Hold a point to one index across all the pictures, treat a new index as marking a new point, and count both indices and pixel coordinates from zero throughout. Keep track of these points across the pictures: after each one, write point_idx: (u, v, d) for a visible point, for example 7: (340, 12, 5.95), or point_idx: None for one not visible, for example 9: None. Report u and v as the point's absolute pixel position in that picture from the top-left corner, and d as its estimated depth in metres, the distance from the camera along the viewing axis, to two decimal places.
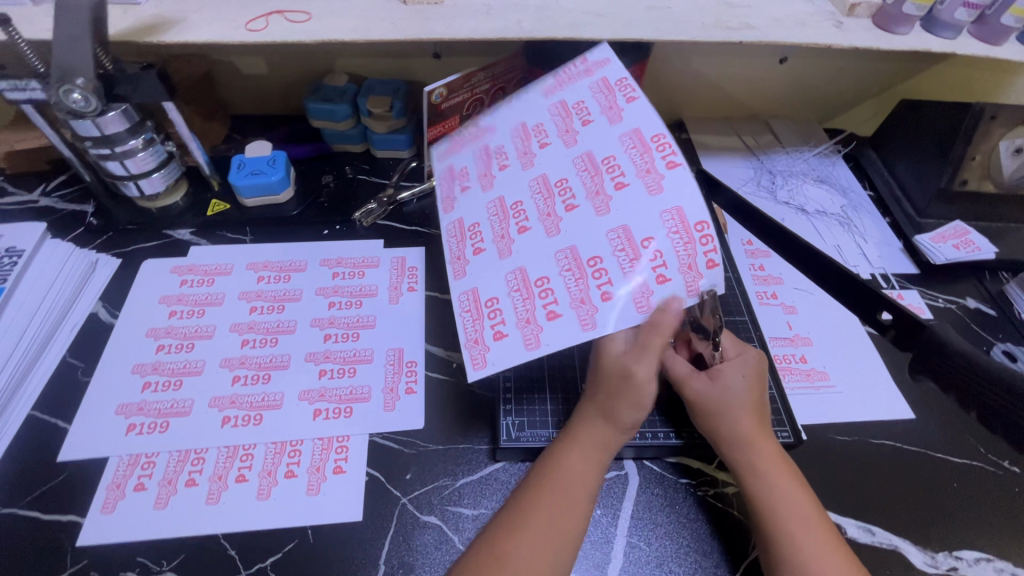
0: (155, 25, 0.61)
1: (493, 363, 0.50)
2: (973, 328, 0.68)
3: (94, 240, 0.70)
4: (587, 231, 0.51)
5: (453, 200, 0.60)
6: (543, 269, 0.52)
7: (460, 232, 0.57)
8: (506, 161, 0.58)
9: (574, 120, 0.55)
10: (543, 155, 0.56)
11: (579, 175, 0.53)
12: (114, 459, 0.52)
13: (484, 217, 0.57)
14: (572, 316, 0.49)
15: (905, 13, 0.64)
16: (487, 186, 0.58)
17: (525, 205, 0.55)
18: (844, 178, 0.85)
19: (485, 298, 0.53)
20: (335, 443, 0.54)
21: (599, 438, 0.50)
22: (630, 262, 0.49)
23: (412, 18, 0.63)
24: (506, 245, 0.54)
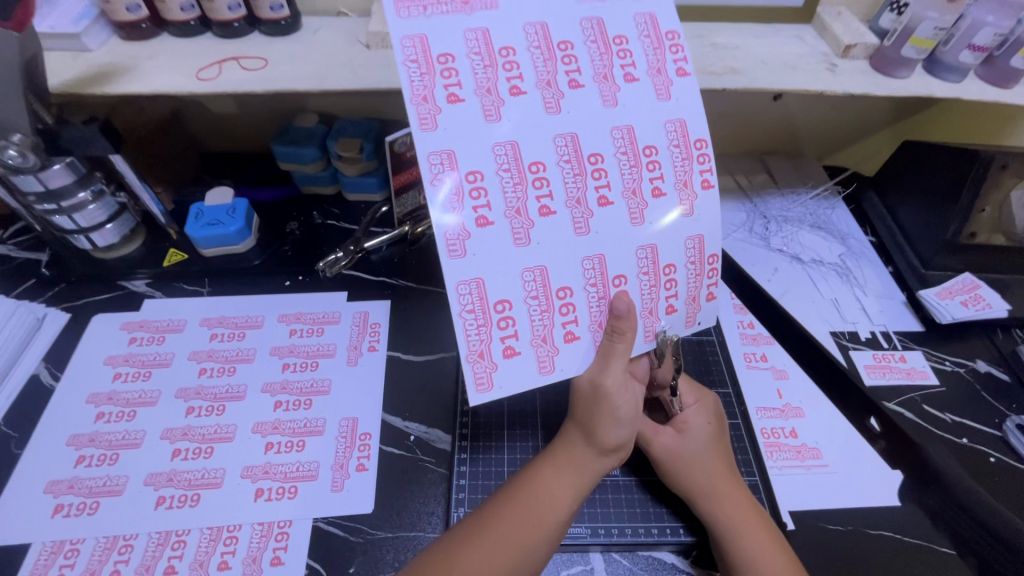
0: (102, 74, 0.57)
1: (500, 385, 0.43)
2: (983, 396, 0.61)
3: (45, 292, 0.67)
4: (618, 235, 0.44)
5: (437, 116, 0.40)
6: (567, 274, 0.43)
7: (452, 180, 0.40)
8: (520, 84, 0.42)
9: (615, 64, 0.44)
10: (574, 101, 0.43)
11: (617, 157, 0.44)
12: (37, 546, 0.48)
13: (490, 169, 0.41)
14: (589, 340, 0.45)
15: (904, 56, 0.59)
16: (491, 114, 0.41)
17: (548, 171, 0.43)
18: (843, 222, 0.80)
19: (495, 299, 0.42)
20: (275, 528, 0.50)
21: (578, 457, 0.48)
22: (650, 286, 0.46)
23: (374, 64, 0.59)
24: (520, 222, 0.42)
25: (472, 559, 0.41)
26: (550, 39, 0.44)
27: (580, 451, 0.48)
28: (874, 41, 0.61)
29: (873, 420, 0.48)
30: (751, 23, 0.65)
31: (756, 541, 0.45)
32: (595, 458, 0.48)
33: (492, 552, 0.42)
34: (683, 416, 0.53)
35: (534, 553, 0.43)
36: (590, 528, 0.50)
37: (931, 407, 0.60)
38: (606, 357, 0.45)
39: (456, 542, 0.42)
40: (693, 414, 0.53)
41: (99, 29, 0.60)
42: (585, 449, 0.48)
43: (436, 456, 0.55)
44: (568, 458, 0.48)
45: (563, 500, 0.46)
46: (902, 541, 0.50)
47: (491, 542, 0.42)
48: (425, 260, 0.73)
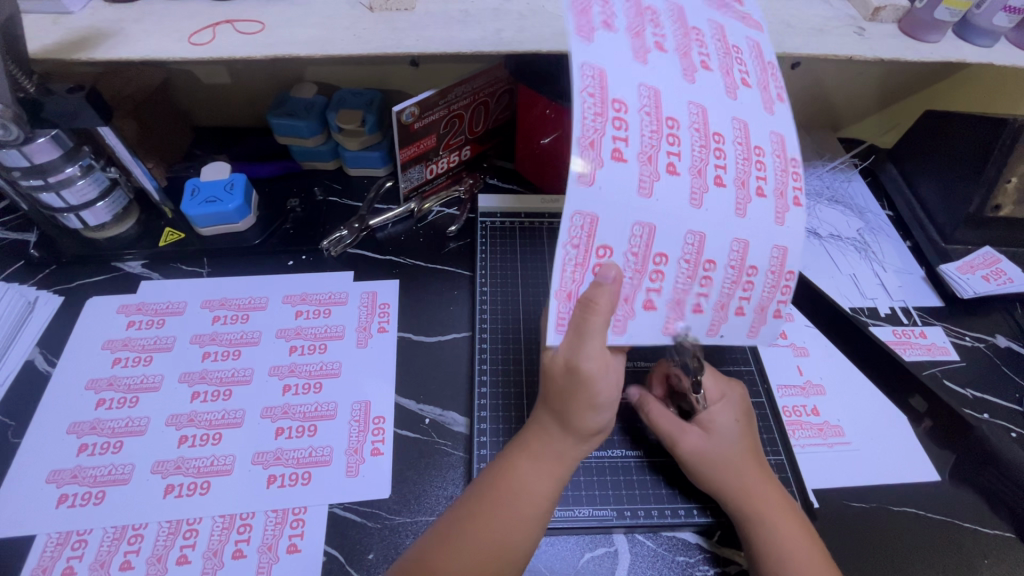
0: (84, 39, 0.53)
1: None
2: (1004, 371, 0.60)
3: (34, 275, 0.64)
4: (721, 211, 0.43)
5: (594, 32, 0.42)
6: (666, 244, 0.42)
7: (598, 98, 0.40)
8: (662, 43, 0.44)
9: (735, 63, 0.45)
10: (704, 78, 0.44)
11: (689, 130, 0.42)
12: (41, 538, 0.47)
13: (632, 104, 0.41)
14: (665, 313, 0.45)
15: (937, 19, 0.56)
16: (639, 56, 0.42)
17: (677, 133, 0.42)
18: (860, 195, 0.78)
19: (602, 241, 0.41)
20: (290, 516, 0.49)
21: (552, 444, 0.45)
22: (686, 276, 0.44)
23: (377, 28, 0.56)
24: (641, 171, 0.41)
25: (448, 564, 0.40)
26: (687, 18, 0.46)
27: (555, 439, 0.45)
28: (905, 3, 0.58)
29: (917, 400, 0.55)
30: None
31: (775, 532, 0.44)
32: (572, 445, 0.45)
33: (467, 552, 0.40)
34: (709, 413, 0.50)
35: (512, 550, 0.41)
36: (615, 510, 0.49)
37: (953, 382, 0.59)
38: (582, 334, 0.41)
39: (428, 543, 0.41)
40: (718, 413, 0.50)
41: None
42: (558, 437, 0.45)
43: (452, 439, 0.54)
44: (539, 448, 0.45)
45: (540, 490, 0.44)
46: (924, 516, 0.49)
47: (468, 546, 0.41)
48: (435, 237, 0.70)
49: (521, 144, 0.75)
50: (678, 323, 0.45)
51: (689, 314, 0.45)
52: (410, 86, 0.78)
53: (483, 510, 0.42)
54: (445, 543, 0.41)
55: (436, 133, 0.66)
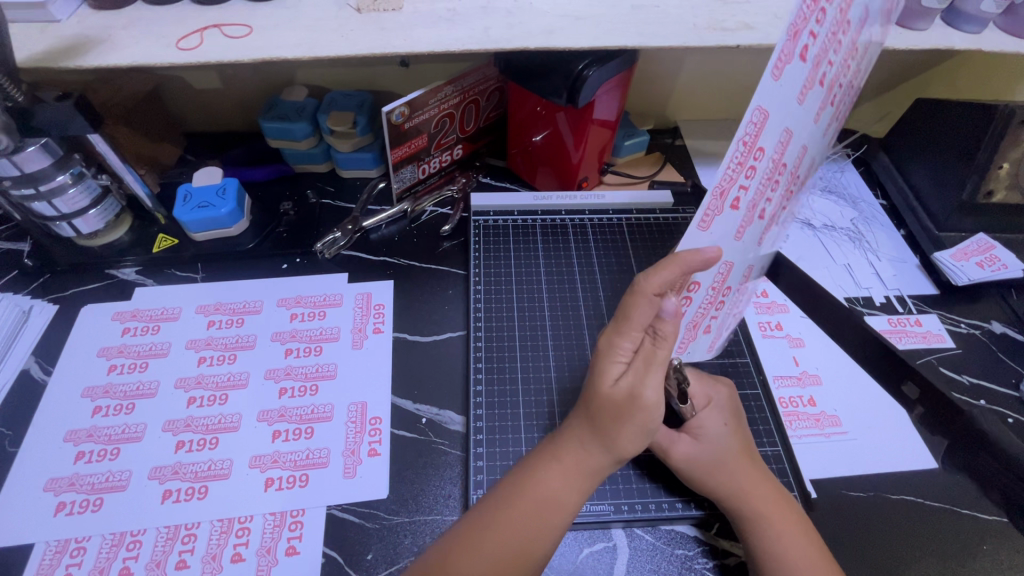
0: (73, 47, 0.53)
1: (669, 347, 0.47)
2: (1000, 357, 0.60)
3: (29, 284, 0.64)
4: (750, 246, 0.42)
5: (791, 64, 0.30)
6: (704, 275, 0.40)
7: (748, 148, 0.32)
8: (817, 44, 0.30)
9: (852, 79, 0.36)
10: (821, 98, 0.34)
11: (773, 164, 0.34)
12: (40, 546, 0.47)
13: (760, 140, 0.32)
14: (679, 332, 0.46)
15: (925, 6, 0.56)
16: (778, 68, 0.29)
17: (766, 162, 0.34)
18: (853, 185, 0.78)
19: (694, 279, 0.41)
20: (288, 518, 0.49)
21: (588, 459, 0.43)
22: (708, 299, 0.45)
23: (365, 29, 0.56)
24: (727, 217, 0.36)
25: (470, 568, 0.39)
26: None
27: (590, 456, 0.43)
28: None
29: (909, 385, 0.46)
30: None
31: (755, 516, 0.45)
32: (604, 461, 0.43)
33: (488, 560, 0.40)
34: (697, 419, 0.49)
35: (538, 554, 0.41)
36: (612, 505, 0.49)
37: (948, 370, 0.59)
38: (648, 365, 0.40)
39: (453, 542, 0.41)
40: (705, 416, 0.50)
41: None
42: (595, 453, 0.43)
43: (449, 438, 0.54)
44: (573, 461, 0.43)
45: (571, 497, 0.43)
46: (922, 503, 0.50)
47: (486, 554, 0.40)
48: (430, 237, 0.70)
49: (514, 141, 0.75)
50: (684, 337, 0.48)
51: (688, 330, 0.49)
52: (400, 87, 0.78)
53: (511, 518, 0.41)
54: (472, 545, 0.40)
55: (427, 132, 0.66)
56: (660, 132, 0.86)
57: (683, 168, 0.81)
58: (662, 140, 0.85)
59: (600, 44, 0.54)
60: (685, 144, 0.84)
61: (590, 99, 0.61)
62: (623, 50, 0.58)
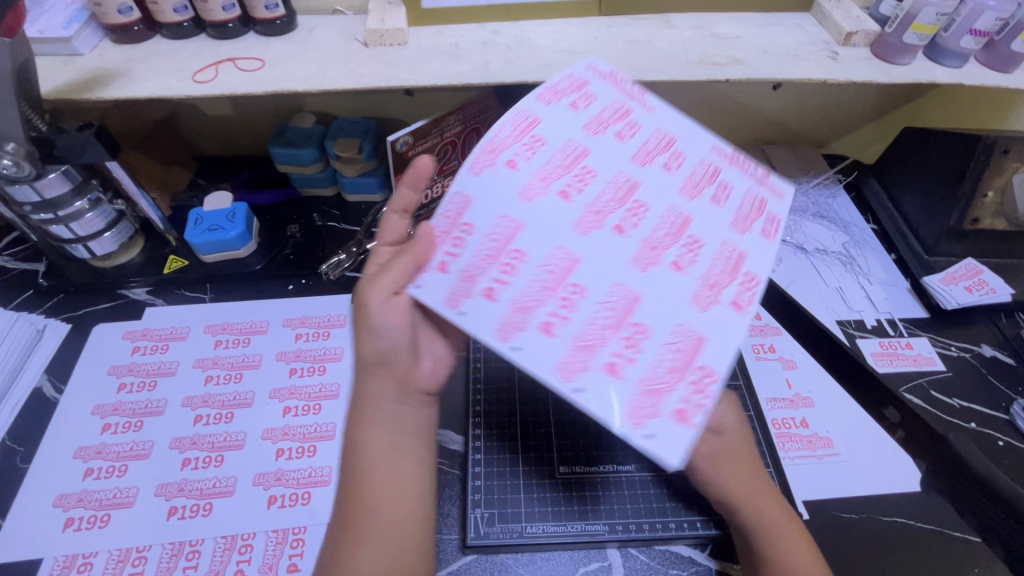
0: (94, 78, 0.56)
1: (574, 384, 0.36)
2: (990, 380, 0.61)
3: (44, 303, 0.66)
4: (613, 264, 0.40)
5: (628, 135, 0.45)
6: (532, 249, 0.40)
7: (600, 175, 0.43)
8: (650, 134, 0.46)
9: (742, 195, 0.45)
10: (685, 173, 0.45)
11: (636, 197, 0.43)
12: (49, 561, 0.48)
13: (622, 176, 0.43)
14: (564, 351, 0.38)
15: (906, 42, 0.59)
16: (617, 133, 0.45)
17: (630, 193, 0.43)
18: (845, 210, 0.80)
19: (575, 282, 0.39)
20: (290, 535, 0.50)
21: (379, 410, 0.45)
22: (608, 326, 0.38)
23: (372, 63, 0.58)
24: (543, 201, 0.41)
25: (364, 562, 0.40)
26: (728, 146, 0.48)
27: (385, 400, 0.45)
28: (875, 28, 0.60)
29: (889, 409, 0.51)
30: (752, 12, 0.64)
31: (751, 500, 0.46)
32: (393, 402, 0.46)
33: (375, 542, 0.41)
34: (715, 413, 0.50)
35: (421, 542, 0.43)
36: (607, 525, 0.50)
37: (939, 393, 0.60)
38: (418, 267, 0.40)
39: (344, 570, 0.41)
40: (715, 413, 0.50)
41: (89, 32, 0.59)
42: (384, 401, 0.45)
43: (449, 457, 0.55)
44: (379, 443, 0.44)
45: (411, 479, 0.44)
46: (912, 525, 0.50)
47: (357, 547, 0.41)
48: None
49: None
50: (521, 330, 0.38)
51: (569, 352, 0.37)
52: (404, 114, 0.81)
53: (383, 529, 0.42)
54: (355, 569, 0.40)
55: (430, 159, 0.69)
56: None
57: None
58: None
59: None
60: None
61: None
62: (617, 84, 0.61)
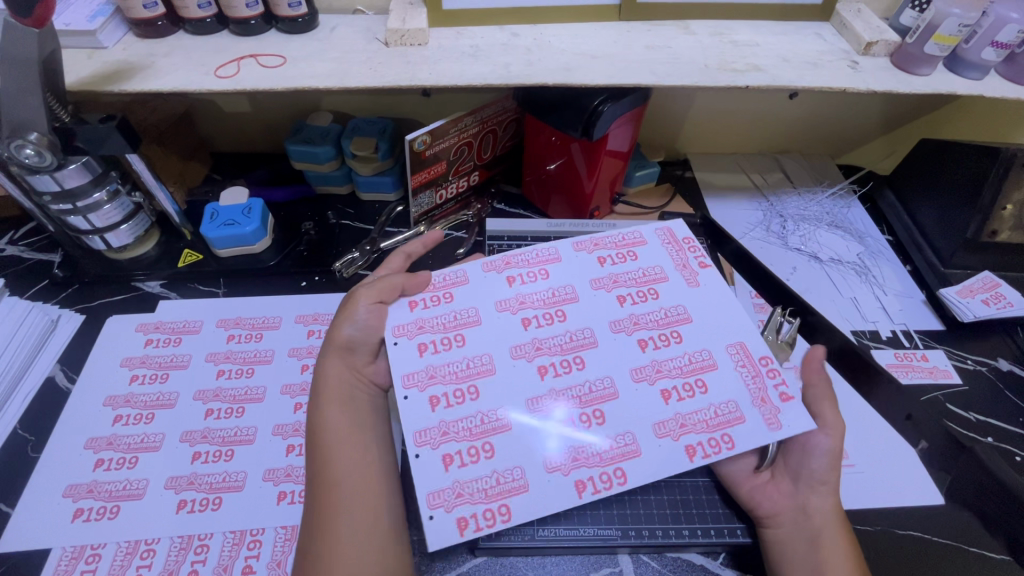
0: (116, 71, 0.56)
1: (416, 454, 0.45)
2: (1006, 394, 0.61)
3: (58, 294, 0.66)
4: (514, 394, 0.48)
5: (606, 288, 0.54)
6: (471, 343, 0.50)
7: (551, 302, 0.53)
8: (628, 299, 0.53)
9: (680, 380, 0.49)
10: (615, 341, 0.51)
11: (564, 332, 0.51)
12: (57, 551, 0.48)
13: (569, 325, 0.52)
14: (429, 423, 0.46)
15: (927, 53, 0.58)
16: (599, 284, 0.54)
17: (562, 328, 0.51)
18: (859, 221, 0.80)
19: (473, 385, 0.48)
20: (299, 532, 0.49)
21: (341, 388, 0.51)
22: (469, 434, 0.46)
23: (393, 62, 0.59)
24: (507, 316, 0.52)
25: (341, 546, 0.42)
26: (753, 358, 0.50)
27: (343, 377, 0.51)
28: (896, 38, 0.60)
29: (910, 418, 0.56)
30: (771, 21, 0.65)
31: (822, 505, 0.48)
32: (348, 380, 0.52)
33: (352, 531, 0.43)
34: None
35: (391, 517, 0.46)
36: (621, 530, 0.50)
37: (955, 406, 0.59)
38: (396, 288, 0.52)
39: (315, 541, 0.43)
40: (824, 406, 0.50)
41: (113, 26, 0.59)
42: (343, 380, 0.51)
43: None
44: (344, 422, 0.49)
45: (376, 453, 0.49)
46: (928, 539, 0.50)
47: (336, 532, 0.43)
48: (444, 258, 0.72)
49: (527, 169, 0.78)
50: (418, 389, 0.48)
51: (429, 426, 0.46)
52: (420, 115, 0.82)
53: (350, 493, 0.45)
54: (333, 533, 0.43)
55: (446, 160, 0.69)
56: (670, 163, 0.89)
57: (693, 199, 0.83)
58: (672, 171, 0.88)
59: (615, 82, 0.56)
60: (694, 176, 0.86)
61: (605, 132, 0.63)
62: (635, 88, 0.61)
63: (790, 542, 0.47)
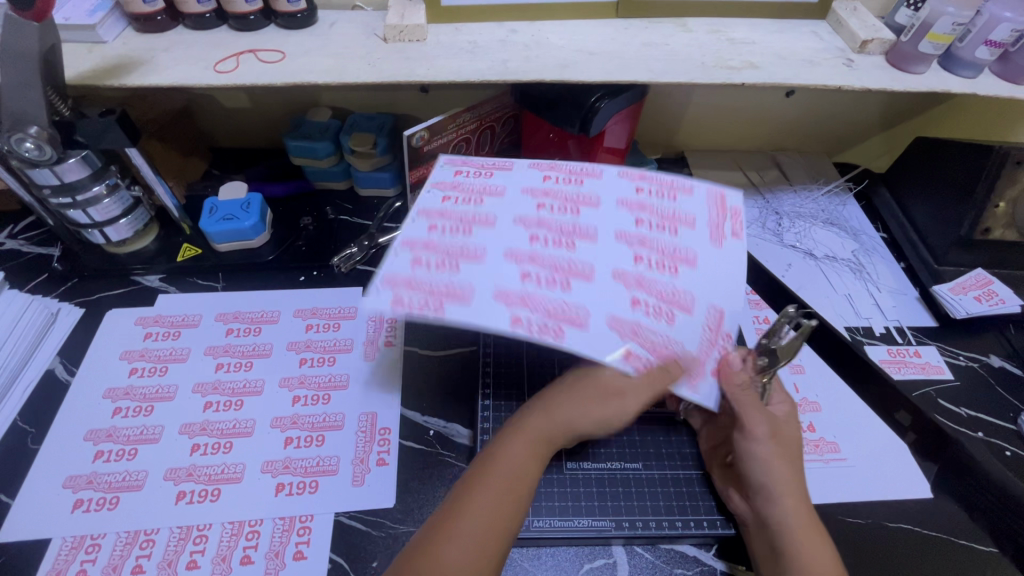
0: (116, 65, 0.56)
1: (396, 244, 0.45)
2: (997, 390, 0.61)
3: (57, 287, 0.66)
4: (503, 245, 0.46)
5: (630, 207, 0.51)
6: (487, 207, 0.50)
7: (570, 203, 0.51)
8: (646, 224, 0.49)
9: (655, 302, 0.44)
10: (610, 248, 0.47)
11: (571, 220, 0.49)
12: (57, 541, 0.48)
13: (577, 221, 0.49)
14: (418, 234, 0.46)
15: (922, 52, 0.59)
16: (624, 205, 0.51)
17: (569, 222, 0.49)
18: (854, 218, 0.80)
19: (471, 228, 0.48)
20: (297, 523, 0.50)
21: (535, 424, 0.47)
22: (442, 258, 0.45)
23: (391, 57, 0.59)
24: (528, 200, 0.51)
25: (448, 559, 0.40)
26: (722, 331, 0.46)
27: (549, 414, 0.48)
28: (890, 37, 0.61)
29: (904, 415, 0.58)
30: (768, 19, 0.65)
31: (779, 511, 0.45)
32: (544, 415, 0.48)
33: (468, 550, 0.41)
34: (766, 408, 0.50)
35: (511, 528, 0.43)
36: (614, 521, 0.50)
37: (946, 402, 0.60)
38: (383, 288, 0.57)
39: (429, 535, 0.42)
40: (752, 411, 0.48)
41: (113, 21, 0.59)
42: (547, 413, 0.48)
43: (455, 450, 0.55)
44: (526, 453, 0.46)
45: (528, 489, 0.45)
46: (917, 532, 0.51)
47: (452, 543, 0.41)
48: None
49: None
50: (426, 216, 0.48)
51: (418, 235, 0.46)
52: (419, 111, 0.82)
53: (485, 491, 0.43)
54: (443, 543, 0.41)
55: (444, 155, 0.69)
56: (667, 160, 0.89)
57: None
58: (670, 169, 0.88)
59: (612, 79, 0.57)
60: (692, 173, 0.87)
61: (602, 129, 0.64)
62: (632, 85, 0.62)
63: (759, 548, 0.46)
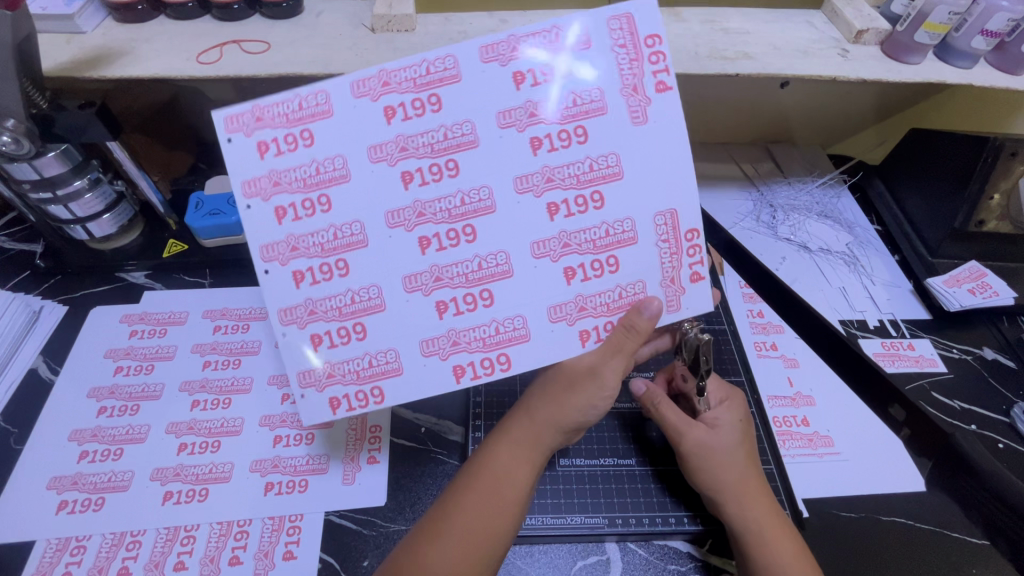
0: (96, 56, 0.55)
1: (267, 262, 0.42)
2: (990, 382, 0.61)
3: (40, 285, 0.65)
4: (372, 206, 0.42)
5: (513, 111, 0.42)
6: (319, 142, 0.41)
7: (433, 114, 0.41)
8: (540, 137, 0.42)
9: (584, 256, 0.44)
10: (515, 189, 0.43)
11: (441, 147, 0.42)
12: (41, 543, 0.47)
13: (454, 147, 0.42)
14: (275, 234, 0.42)
15: (917, 41, 0.58)
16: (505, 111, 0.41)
17: (439, 149, 0.42)
18: (849, 212, 0.80)
19: (322, 196, 0.41)
20: (287, 523, 0.49)
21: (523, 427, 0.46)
22: (319, 250, 0.42)
23: (379, 48, 0.58)
24: (364, 108, 0.41)
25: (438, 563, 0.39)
26: (679, 229, 0.45)
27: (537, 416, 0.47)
28: (886, 26, 0.60)
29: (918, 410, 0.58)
30: (763, 8, 0.64)
31: (743, 510, 0.45)
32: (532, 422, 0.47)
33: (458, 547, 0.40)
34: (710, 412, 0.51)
35: (507, 522, 0.42)
36: (607, 518, 0.50)
37: (940, 394, 0.60)
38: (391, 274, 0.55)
39: (418, 540, 0.41)
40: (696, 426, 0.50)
41: (91, 10, 0.58)
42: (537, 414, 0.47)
43: (448, 447, 0.55)
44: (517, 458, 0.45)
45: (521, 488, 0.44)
46: (912, 526, 0.50)
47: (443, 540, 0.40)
48: None
49: None
50: (262, 197, 0.41)
51: (277, 240, 0.42)
52: None
53: (472, 494, 0.43)
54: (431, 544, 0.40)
55: None
56: None
57: None
58: None
59: None
60: None
61: None
62: None
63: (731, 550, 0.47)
